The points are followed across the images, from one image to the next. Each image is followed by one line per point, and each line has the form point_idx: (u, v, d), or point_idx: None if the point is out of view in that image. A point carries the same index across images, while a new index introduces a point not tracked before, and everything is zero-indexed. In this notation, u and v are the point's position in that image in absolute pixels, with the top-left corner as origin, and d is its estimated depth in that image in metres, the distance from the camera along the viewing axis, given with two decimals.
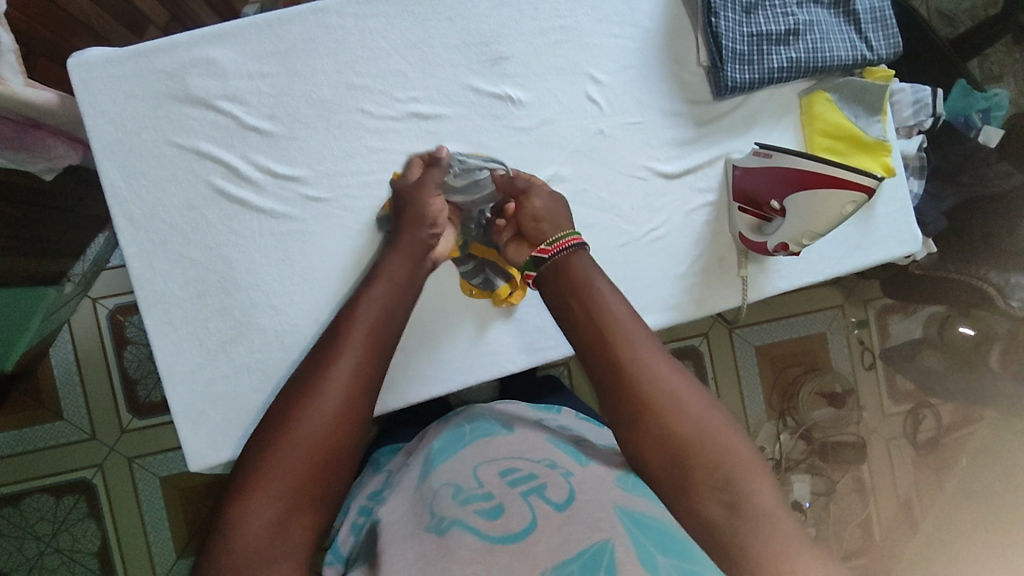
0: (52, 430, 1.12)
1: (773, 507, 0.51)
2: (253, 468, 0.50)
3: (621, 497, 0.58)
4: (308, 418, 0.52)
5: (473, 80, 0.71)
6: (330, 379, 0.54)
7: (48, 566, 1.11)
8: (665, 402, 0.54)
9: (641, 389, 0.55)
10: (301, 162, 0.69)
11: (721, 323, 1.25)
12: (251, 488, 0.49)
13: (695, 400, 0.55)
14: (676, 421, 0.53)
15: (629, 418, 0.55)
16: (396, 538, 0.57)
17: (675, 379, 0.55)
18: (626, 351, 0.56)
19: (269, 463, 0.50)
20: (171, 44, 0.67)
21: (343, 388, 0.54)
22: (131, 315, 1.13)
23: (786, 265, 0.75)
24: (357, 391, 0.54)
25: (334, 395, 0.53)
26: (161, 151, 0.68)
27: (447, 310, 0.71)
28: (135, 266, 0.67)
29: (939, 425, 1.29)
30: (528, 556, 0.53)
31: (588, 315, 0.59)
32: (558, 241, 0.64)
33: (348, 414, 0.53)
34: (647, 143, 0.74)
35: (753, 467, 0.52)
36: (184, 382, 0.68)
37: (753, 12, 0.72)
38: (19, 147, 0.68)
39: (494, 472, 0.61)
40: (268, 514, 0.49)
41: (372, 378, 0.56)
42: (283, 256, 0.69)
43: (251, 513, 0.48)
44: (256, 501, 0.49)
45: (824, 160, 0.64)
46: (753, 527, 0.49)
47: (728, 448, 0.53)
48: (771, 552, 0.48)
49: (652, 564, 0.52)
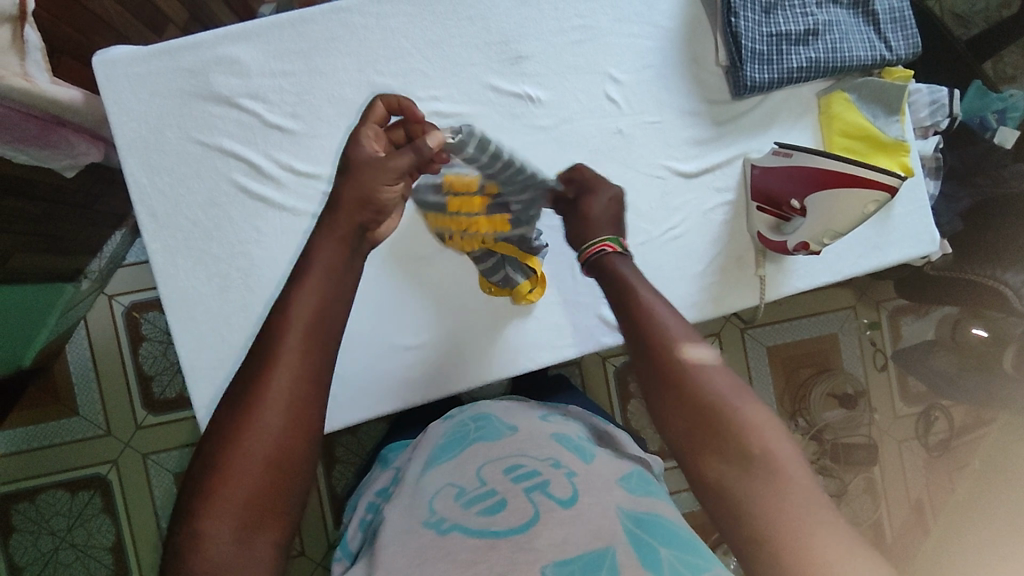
0: (68, 426, 1.13)
1: (812, 502, 0.48)
2: (200, 487, 0.44)
3: (625, 498, 0.59)
4: (254, 424, 0.45)
5: (493, 79, 0.72)
6: (274, 375, 0.47)
7: (63, 561, 1.12)
8: (696, 389, 0.53)
9: (672, 372, 0.54)
10: (322, 160, 0.70)
11: (733, 323, 1.25)
12: (204, 512, 0.44)
13: (732, 395, 0.53)
14: (711, 413, 0.52)
15: (666, 408, 0.54)
16: (395, 532, 0.57)
17: (712, 372, 0.54)
18: (659, 333, 0.56)
19: (220, 476, 0.44)
20: (196, 43, 0.67)
21: (290, 386, 0.47)
22: (147, 312, 1.14)
23: (804, 264, 0.75)
24: (304, 388, 0.47)
25: (282, 388, 0.47)
26: (184, 149, 0.68)
27: (464, 308, 0.72)
28: (158, 262, 0.68)
29: (952, 425, 1.29)
30: (529, 548, 0.52)
31: (622, 302, 0.59)
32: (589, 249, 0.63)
33: (295, 417, 0.46)
34: (665, 143, 0.75)
35: (785, 455, 0.50)
36: (205, 377, 0.68)
37: (772, 13, 0.72)
38: (44, 145, 0.68)
39: (497, 470, 0.62)
40: (223, 538, 0.43)
41: (319, 371, 0.48)
42: (304, 253, 0.70)
43: (207, 525, 0.43)
44: (212, 510, 0.44)
45: (844, 159, 0.65)
46: (790, 520, 0.47)
47: (760, 432, 0.51)
48: (809, 548, 0.45)
49: (656, 563, 0.52)
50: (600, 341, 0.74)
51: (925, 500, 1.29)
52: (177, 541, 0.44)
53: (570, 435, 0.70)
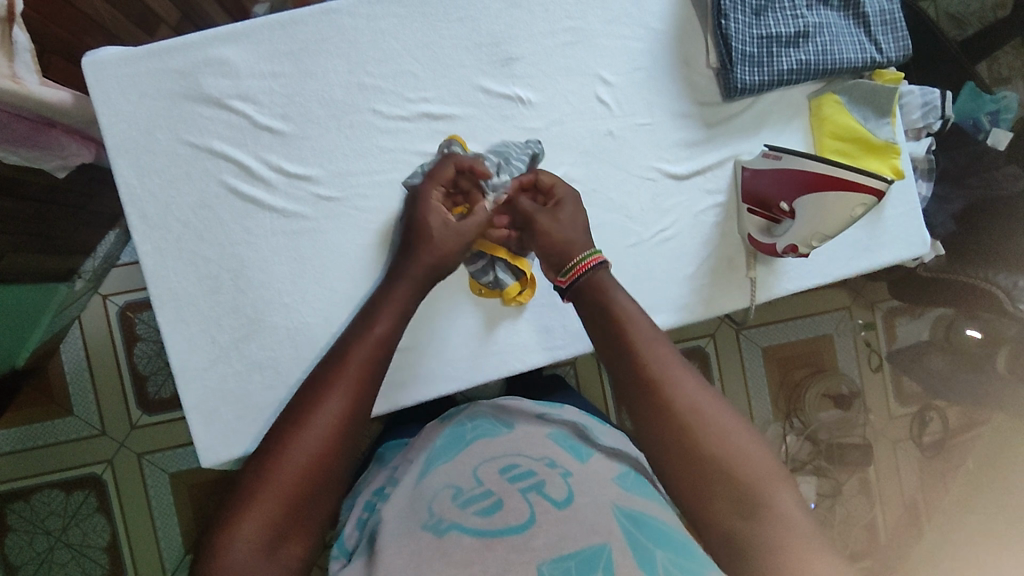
0: (62, 426, 1.13)
1: (792, 516, 0.54)
2: (242, 495, 0.53)
3: (620, 497, 0.59)
4: (297, 451, 0.54)
5: (484, 80, 0.72)
6: (322, 412, 0.56)
7: (58, 561, 1.12)
8: (675, 407, 0.57)
9: (660, 397, 0.58)
10: (313, 162, 0.70)
11: (728, 323, 1.25)
12: (240, 516, 0.52)
13: (713, 412, 0.57)
14: (692, 432, 0.56)
15: (648, 428, 0.58)
16: (394, 533, 0.58)
17: (692, 392, 0.58)
18: (652, 370, 0.59)
19: (262, 488, 0.53)
20: (185, 44, 0.67)
21: (336, 420, 0.56)
22: (141, 312, 1.14)
23: (796, 266, 0.75)
24: (349, 425, 0.56)
25: (326, 424, 0.56)
26: (174, 150, 0.68)
27: (454, 309, 0.72)
28: (148, 263, 0.68)
29: (948, 426, 1.29)
30: (527, 548, 0.53)
31: (612, 331, 0.62)
32: (573, 268, 0.65)
33: (331, 450, 0.55)
34: (656, 145, 0.75)
35: (771, 478, 0.55)
36: (197, 378, 0.68)
37: (762, 15, 0.72)
38: (34, 146, 0.68)
39: (493, 470, 0.62)
40: (252, 545, 0.51)
41: (362, 414, 0.58)
42: (295, 254, 0.70)
43: (235, 534, 0.51)
44: (245, 522, 0.51)
45: (830, 161, 0.65)
46: (771, 537, 0.53)
47: (740, 454, 0.56)
48: (785, 559, 0.52)
49: (650, 564, 0.52)
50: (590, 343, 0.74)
51: (920, 501, 1.29)
52: (214, 542, 0.52)
53: (566, 435, 0.70)
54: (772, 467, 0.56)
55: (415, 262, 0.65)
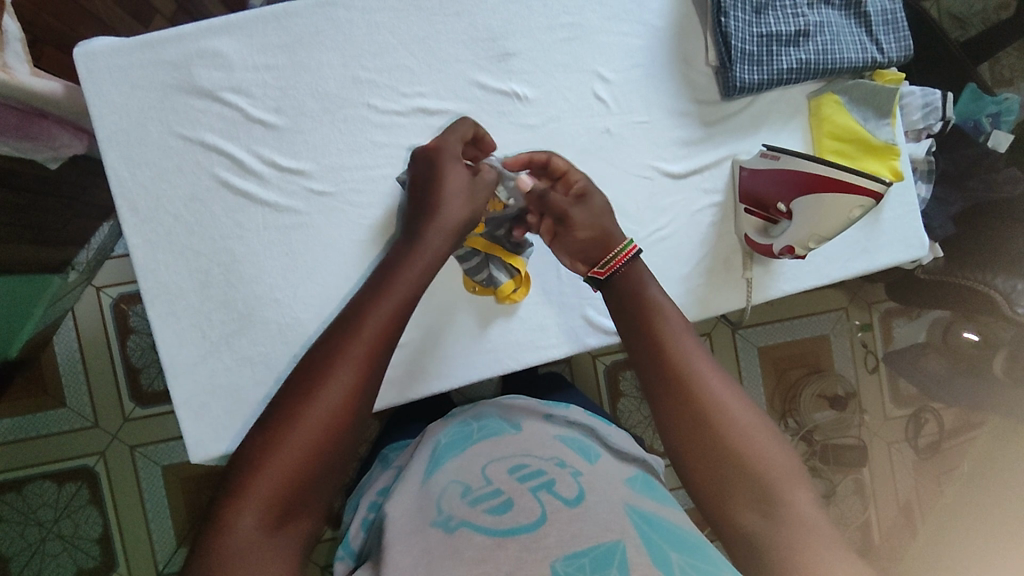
0: (55, 417, 1.13)
1: (809, 516, 0.53)
2: (239, 475, 0.50)
3: (633, 496, 0.59)
4: (299, 431, 0.50)
5: (479, 75, 0.71)
6: (324, 389, 0.52)
7: (49, 552, 1.12)
8: (701, 400, 0.57)
9: (687, 390, 0.58)
10: (306, 156, 0.69)
11: (724, 324, 1.24)
12: (238, 495, 0.48)
13: (739, 409, 0.57)
14: (716, 426, 0.56)
15: (673, 420, 0.57)
16: (405, 529, 0.57)
17: (719, 387, 0.58)
18: (677, 365, 0.59)
19: (258, 470, 0.49)
20: (177, 35, 0.66)
21: (340, 396, 0.52)
22: (134, 304, 1.13)
23: (792, 268, 0.75)
24: (354, 400, 0.52)
25: (328, 402, 0.51)
26: (165, 142, 0.67)
27: (449, 306, 0.71)
28: (139, 256, 0.67)
29: (943, 427, 1.30)
30: (539, 547, 0.52)
31: (639, 320, 0.62)
32: (612, 259, 0.65)
33: (330, 431, 0.51)
34: (653, 143, 0.74)
35: (791, 478, 0.55)
36: (186, 373, 0.68)
37: (763, 13, 0.71)
38: (25, 137, 0.68)
39: (502, 469, 0.61)
40: (252, 525, 0.48)
41: (366, 392, 0.53)
42: (288, 250, 0.69)
43: (238, 513, 0.48)
44: (246, 505, 0.48)
45: (830, 163, 0.64)
46: (787, 535, 0.52)
47: (763, 452, 0.55)
48: (799, 555, 0.51)
49: (666, 563, 0.51)
50: (584, 342, 0.74)
51: (914, 502, 1.29)
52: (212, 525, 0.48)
53: (574, 436, 0.70)
54: (793, 466, 0.56)
55: (436, 225, 0.62)
